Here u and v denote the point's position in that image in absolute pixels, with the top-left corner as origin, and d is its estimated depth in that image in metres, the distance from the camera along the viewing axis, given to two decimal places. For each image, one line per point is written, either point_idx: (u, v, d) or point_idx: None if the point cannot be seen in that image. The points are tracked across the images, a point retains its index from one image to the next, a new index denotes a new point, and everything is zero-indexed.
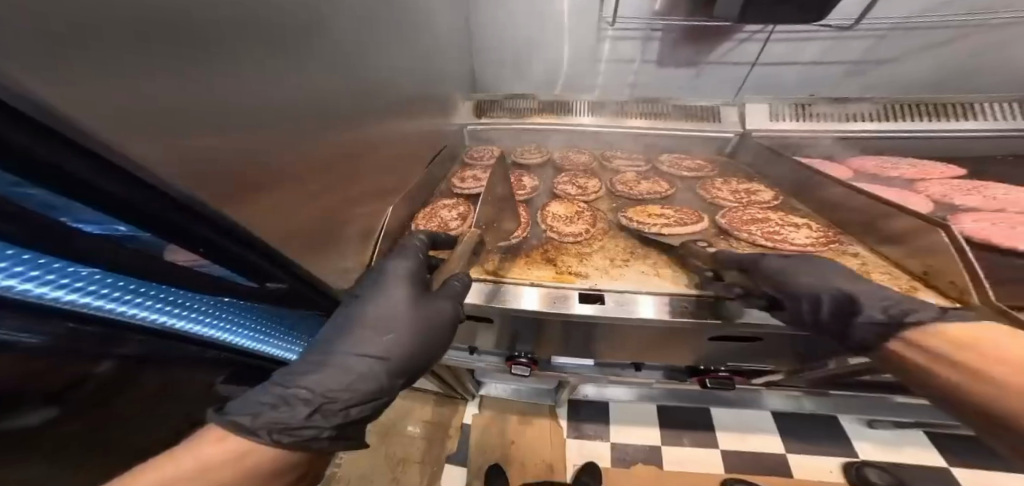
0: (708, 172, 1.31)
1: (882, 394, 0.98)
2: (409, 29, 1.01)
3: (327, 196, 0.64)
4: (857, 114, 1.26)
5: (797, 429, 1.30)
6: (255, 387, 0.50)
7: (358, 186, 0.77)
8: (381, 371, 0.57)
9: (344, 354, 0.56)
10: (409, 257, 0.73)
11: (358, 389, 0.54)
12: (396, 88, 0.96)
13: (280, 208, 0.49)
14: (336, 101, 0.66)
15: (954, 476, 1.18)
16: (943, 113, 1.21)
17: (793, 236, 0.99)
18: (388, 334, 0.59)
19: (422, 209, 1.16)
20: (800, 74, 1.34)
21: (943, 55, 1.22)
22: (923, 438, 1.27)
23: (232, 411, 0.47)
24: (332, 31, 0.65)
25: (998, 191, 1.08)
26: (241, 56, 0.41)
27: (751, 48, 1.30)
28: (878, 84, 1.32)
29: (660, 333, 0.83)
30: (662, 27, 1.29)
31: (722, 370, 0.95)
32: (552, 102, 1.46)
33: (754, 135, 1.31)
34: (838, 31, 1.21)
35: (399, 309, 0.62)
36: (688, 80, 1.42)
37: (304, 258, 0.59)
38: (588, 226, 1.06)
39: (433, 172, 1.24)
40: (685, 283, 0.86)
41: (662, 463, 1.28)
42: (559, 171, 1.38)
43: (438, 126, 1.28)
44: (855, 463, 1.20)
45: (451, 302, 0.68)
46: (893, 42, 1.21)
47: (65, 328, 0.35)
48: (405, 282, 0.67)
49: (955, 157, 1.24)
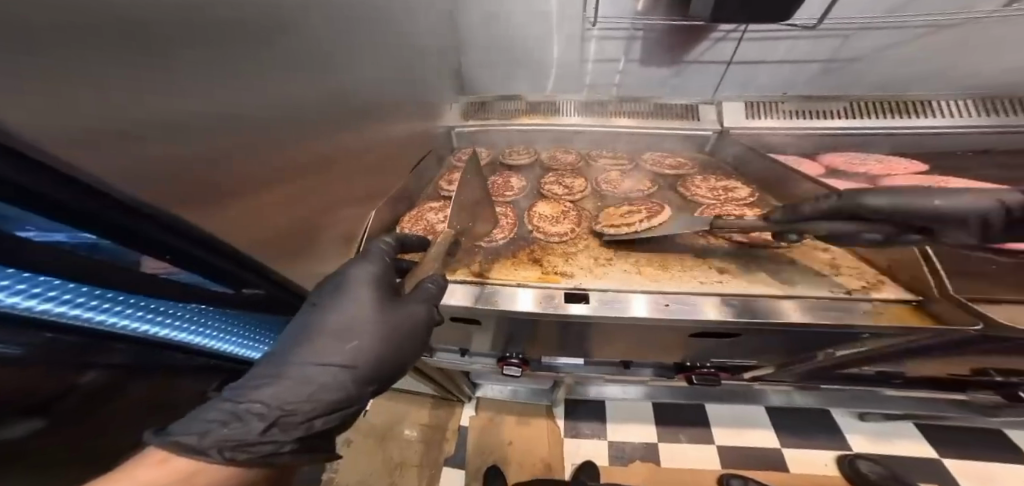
0: (688, 170, 1.31)
1: (871, 387, 0.99)
2: (390, 33, 1.02)
3: (309, 201, 0.66)
4: (829, 111, 1.29)
5: (792, 424, 1.31)
6: (206, 403, 0.50)
7: (339, 189, 0.78)
8: (344, 380, 0.58)
9: (303, 364, 0.56)
10: (374, 261, 0.69)
11: (320, 399, 0.56)
12: (374, 93, 0.96)
13: (252, 216, 0.50)
14: (313, 103, 0.65)
15: (946, 467, 1.19)
16: (903, 111, 1.23)
17: None
18: (351, 343, 0.59)
19: (408, 212, 1.16)
20: (772, 73, 1.36)
21: (909, 54, 1.22)
22: (914, 429, 1.27)
23: (176, 431, 0.46)
24: (314, 31, 0.66)
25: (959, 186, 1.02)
26: (219, 62, 0.41)
27: (726, 47, 1.32)
28: (849, 82, 1.33)
29: (648, 333, 0.83)
30: (644, 26, 1.30)
31: (707, 367, 0.95)
32: (538, 103, 1.47)
33: (732, 132, 1.33)
34: (804, 31, 1.23)
35: (362, 315, 0.61)
36: (670, 79, 1.43)
37: (278, 262, 0.61)
38: (573, 226, 1.07)
39: (419, 176, 1.26)
40: (666, 281, 0.88)
41: (659, 460, 1.29)
42: (546, 171, 1.38)
43: (422, 129, 1.29)
44: (849, 455, 1.20)
45: (424, 306, 0.65)
46: (859, 40, 1.22)
47: (42, 339, 0.34)
48: (369, 288, 0.64)
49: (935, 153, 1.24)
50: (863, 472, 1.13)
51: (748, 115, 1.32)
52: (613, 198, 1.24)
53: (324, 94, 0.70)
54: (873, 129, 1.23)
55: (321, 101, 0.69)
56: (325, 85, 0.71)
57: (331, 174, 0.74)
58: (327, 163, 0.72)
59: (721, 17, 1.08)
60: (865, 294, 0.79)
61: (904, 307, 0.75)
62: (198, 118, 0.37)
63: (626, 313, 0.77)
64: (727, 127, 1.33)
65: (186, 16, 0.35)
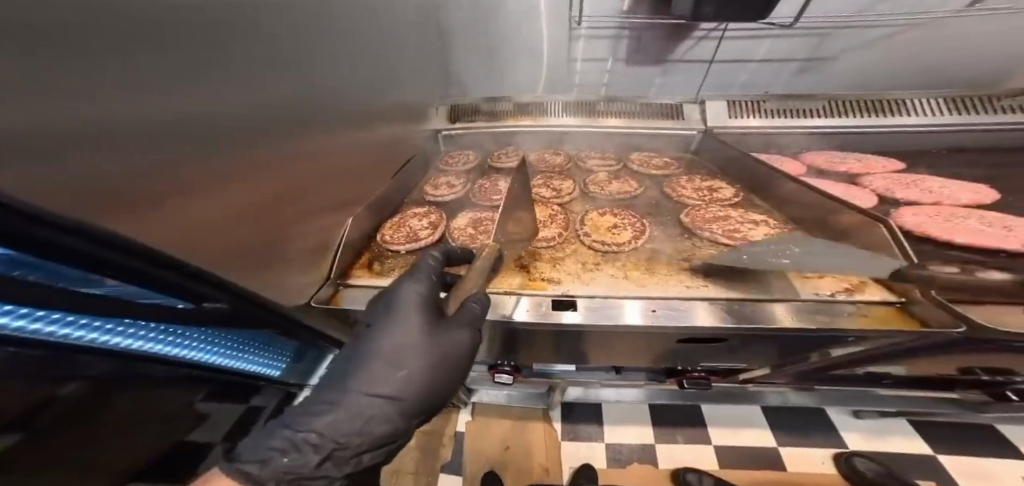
0: (674, 170, 1.32)
1: (862, 387, 0.99)
2: (355, 36, 1.04)
3: (274, 215, 0.65)
4: (810, 110, 1.34)
5: (786, 421, 1.29)
6: (269, 429, 0.56)
7: (308, 200, 0.79)
8: (389, 413, 0.62)
9: (355, 395, 0.60)
10: (422, 279, 0.72)
11: (368, 433, 0.60)
12: (344, 102, 0.98)
13: (215, 235, 0.49)
14: (267, 109, 0.63)
15: (942, 464, 1.15)
16: (879, 109, 1.30)
17: (752, 233, 1.02)
18: (400, 371, 0.62)
19: (389, 220, 1.18)
20: (754, 71, 1.40)
21: (886, 49, 1.29)
22: (907, 426, 1.25)
23: (241, 457, 0.53)
24: (277, 34, 0.68)
25: (935, 184, 1.14)
26: (168, 71, 0.41)
27: (708, 45, 1.35)
28: (828, 80, 1.39)
29: (639, 342, 0.82)
30: (630, 25, 1.33)
31: (697, 370, 0.97)
32: (527, 104, 1.47)
33: (715, 131, 1.36)
34: (780, 29, 1.28)
35: (411, 344, 0.64)
36: (657, 78, 1.45)
37: (250, 279, 0.60)
38: (560, 230, 1.08)
39: (402, 182, 1.28)
40: (651, 285, 0.89)
41: (657, 461, 1.26)
42: (535, 173, 1.38)
43: (402, 133, 1.31)
44: (845, 452, 1.18)
45: (466, 332, 0.68)
46: (837, 40, 1.29)
47: (6, 354, 0.32)
48: (416, 312, 0.67)
49: (905, 151, 1.30)
50: (859, 470, 1.11)
51: (727, 114, 1.36)
52: (601, 200, 1.24)
53: (290, 98, 0.72)
54: (851, 127, 1.30)
55: (276, 107, 0.66)
56: (279, 90, 0.68)
57: (296, 185, 0.73)
58: (288, 173, 0.70)
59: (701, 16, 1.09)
60: (849, 295, 0.79)
61: (890, 310, 0.75)
62: (144, 130, 0.36)
63: (620, 322, 0.77)
64: (709, 126, 1.36)
65: (125, 23, 0.35)
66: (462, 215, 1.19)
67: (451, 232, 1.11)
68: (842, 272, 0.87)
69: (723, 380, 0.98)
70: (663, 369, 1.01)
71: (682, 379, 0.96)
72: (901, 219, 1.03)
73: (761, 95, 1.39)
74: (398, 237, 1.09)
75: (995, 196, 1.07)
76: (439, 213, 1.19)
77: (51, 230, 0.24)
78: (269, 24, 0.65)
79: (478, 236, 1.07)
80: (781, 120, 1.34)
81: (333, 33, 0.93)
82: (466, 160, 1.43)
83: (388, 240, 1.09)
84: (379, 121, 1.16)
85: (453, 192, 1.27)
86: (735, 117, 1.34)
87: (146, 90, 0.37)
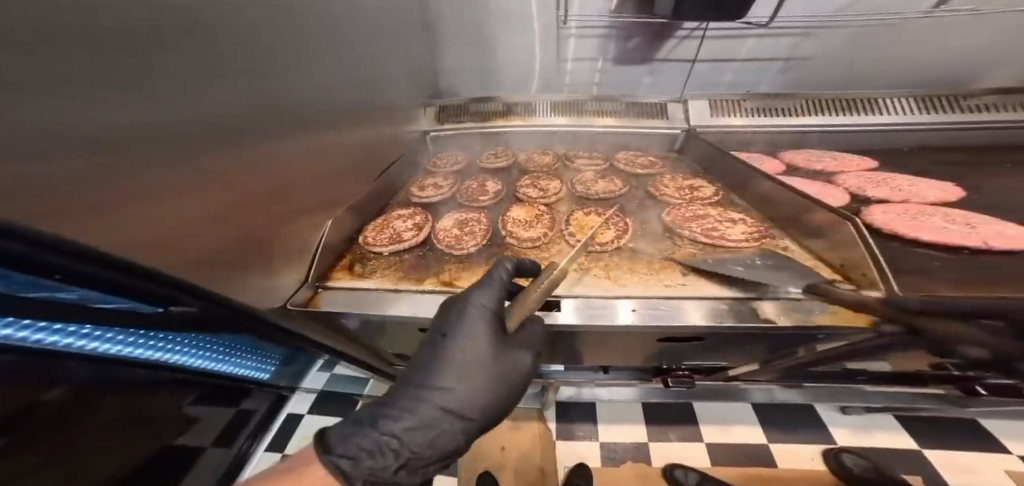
0: (658, 169, 1.33)
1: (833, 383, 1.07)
2: (341, 38, 1.06)
3: (243, 220, 0.65)
4: (786, 109, 1.39)
5: (775, 418, 1.28)
6: (360, 428, 0.56)
7: (287, 207, 0.81)
8: (458, 428, 0.59)
9: (430, 405, 0.58)
10: (494, 289, 0.68)
11: (437, 446, 0.58)
12: (332, 99, 1.01)
13: (176, 240, 0.49)
14: (233, 114, 0.63)
15: (926, 458, 1.15)
16: (855, 108, 1.37)
17: (730, 232, 1.01)
18: (473, 387, 0.60)
19: (373, 221, 1.16)
20: (738, 70, 1.44)
21: (865, 47, 1.36)
22: (892, 421, 1.24)
23: (334, 451, 0.53)
24: (258, 39, 0.72)
25: (903, 182, 1.15)
26: (109, 68, 0.41)
27: (691, 45, 1.39)
28: (804, 79, 1.44)
29: (629, 341, 0.82)
30: (615, 25, 1.37)
31: (681, 370, 1.02)
32: (516, 104, 1.49)
33: (697, 130, 1.39)
34: (761, 28, 1.34)
35: (483, 359, 0.61)
36: (645, 78, 1.48)
37: (220, 285, 0.61)
38: (546, 230, 1.08)
39: (387, 182, 1.27)
40: (633, 284, 0.90)
41: (651, 460, 1.22)
42: (523, 173, 1.39)
43: (390, 133, 1.31)
44: (833, 449, 1.17)
45: (528, 354, 0.66)
46: (813, 40, 1.35)
47: None
48: (488, 328, 0.63)
49: (876, 148, 1.36)
50: (846, 465, 1.10)
51: (713, 112, 1.40)
52: (587, 200, 1.24)
53: (267, 105, 0.74)
54: (828, 125, 1.35)
55: (248, 113, 0.68)
56: (251, 94, 0.69)
57: (269, 190, 0.73)
58: (260, 178, 0.70)
59: (683, 14, 1.14)
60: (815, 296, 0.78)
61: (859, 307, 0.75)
62: (92, 131, 0.38)
63: (609, 321, 0.77)
64: (693, 125, 1.40)
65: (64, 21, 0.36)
66: (448, 216, 1.18)
67: (436, 234, 1.10)
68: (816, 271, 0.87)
69: (705, 379, 1.01)
70: (651, 369, 1.05)
71: (667, 379, 1.01)
72: (870, 217, 1.03)
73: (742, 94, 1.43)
74: (381, 238, 1.07)
75: (961, 195, 1.10)
76: (425, 215, 1.17)
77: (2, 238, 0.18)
78: (235, 26, 0.65)
79: (464, 238, 1.06)
80: (765, 117, 1.38)
81: (317, 34, 0.94)
82: (455, 160, 1.43)
83: (370, 241, 1.07)
84: (365, 121, 1.17)
85: (440, 193, 1.27)
86: (717, 116, 1.39)
87: (80, 92, 0.37)
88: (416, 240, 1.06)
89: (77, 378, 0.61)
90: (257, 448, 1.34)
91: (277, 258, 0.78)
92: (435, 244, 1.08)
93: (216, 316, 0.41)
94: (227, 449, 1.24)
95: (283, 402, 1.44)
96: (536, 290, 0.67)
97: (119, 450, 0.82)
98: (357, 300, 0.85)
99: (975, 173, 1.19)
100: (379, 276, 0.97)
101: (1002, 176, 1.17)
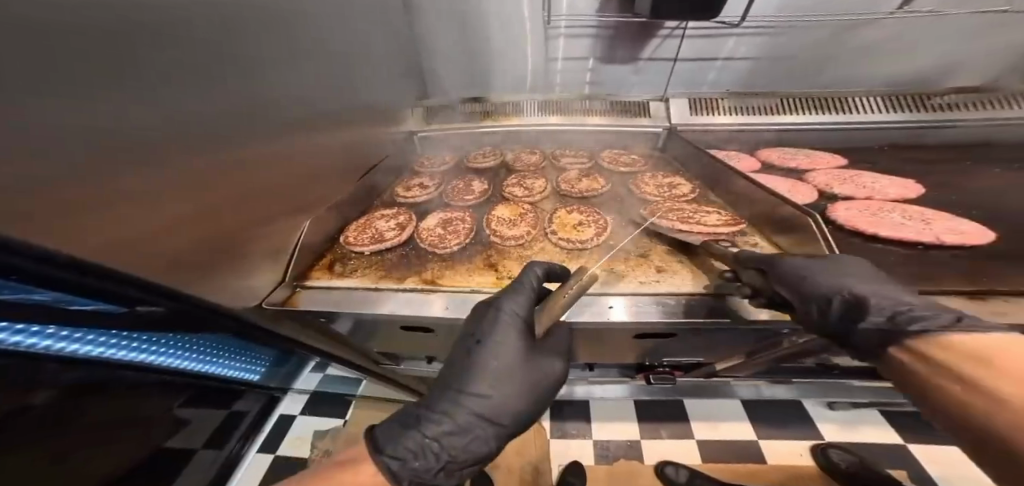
0: (640, 167, 1.34)
1: (812, 379, 1.10)
2: (313, 36, 1.07)
3: (212, 223, 0.69)
4: (759, 107, 1.41)
5: (763, 415, 1.29)
6: (405, 432, 0.56)
7: (257, 208, 0.83)
8: (492, 434, 0.59)
9: (468, 411, 0.58)
10: (524, 295, 0.67)
11: (472, 451, 0.58)
12: (304, 99, 1.02)
13: (139, 243, 0.53)
14: (201, 121, 0.66)
15: (913, 454, 1.16)
16: (828, 106, 1.38)
17: (706, 218, 1.04)
18: (504, 395, 0.59)
19: (355, 221, 1.16)
20: (720, 70, 1.45)
21: (843, 45, 1.37)
22: (878, 416, 1.26)
23: (386, 449, 0.55)
24: (226, 43, 0.74)
25: (867, 179, 1.17)
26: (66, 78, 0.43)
27: (672, 44, 1.40)
28: (782, 78, 1.45)
29: (621, 338, 0.82)
30: (598, 25, 1.38)
31: (662, 366, 1.03)
32: (503, 103, 1.50)
33: (679, 128, 1.40)
34: (732, 28, 1.35)
35: (515, 367, 0.61)
36: (630, 77, 1.49)
37: (189, 285, 0.64)
38: (529, 228, 1.08)
39: (372, 182, 1.27)
40: (613, 282, 0.89)
41: (643, 457, 1.22)
42: (510, 172, 1.39)
43: (367, 135, 1.32)
44: (821, 444, 1.17)
45: (559, 362, 0.66)
46: (790, 38, 1.36)
47: None
48: (520, 334, 0.62)
49: (856, 146, 1.37)
50: (835, 462, 1.10)
51: (692, 111, 1.42)
52: (571, 198, 1.24)
53: (235, 109, 0.76)
54: (805, 123, 1.37)
55: (218, 119, 0.71)
56: (220, 102, 0.72)
57: (239, 194, 0.77)
58: (230, 182, 0.74)
59: (662, 14, 1.15)
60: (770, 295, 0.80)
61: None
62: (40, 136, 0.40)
63: (606, 319, 0.77)
64: (673, 123, 1.41)
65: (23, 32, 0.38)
66: (432, 215, 1.18)
67: (419, 234, 1.09)
68: None
69: (686, 375, 1.03)
70: (633, 366, 1.08)
71: (649, 375, 1.02)
72: (833, 213, 1.04)
73: (721, 93, 1.45)
74: (363, 238, 1.07)
75: (920, 192, 1.11)
76: (409, 215, 1.17)
77: (18, 257, 0.19)
78: (197, 30, 0.66)
79: (447, 237, 1.06)
80: (745, 116, 1.41)
81: (284, 33, 0.94)
82: (442, 160, 1.44)
83: (352, 240, 1.06)
84: (339, 124, 1.19)
85: (425, 193, 1.26)
86: (697, 115, 1.40)
87: (24, 101, 0.39)
88: (397, 240, 1.05)
89: (63, 383, 0.60)
90: (251, 449, 1.32)
91: (249, 260, 0.81)
92: (418, 243, 1.07)
93: (188, 316, 0.41)
94: (220, 451, 1.23)
95: (275, 404, 1.42)
96: (565, 294, 0.66)
97: (109, 454, 0.82)
98: (339, 300, 0.84)
99: (952, 169, 1.21)
100: (358, 273, 0.97)
101: (977, 171, 1.18)
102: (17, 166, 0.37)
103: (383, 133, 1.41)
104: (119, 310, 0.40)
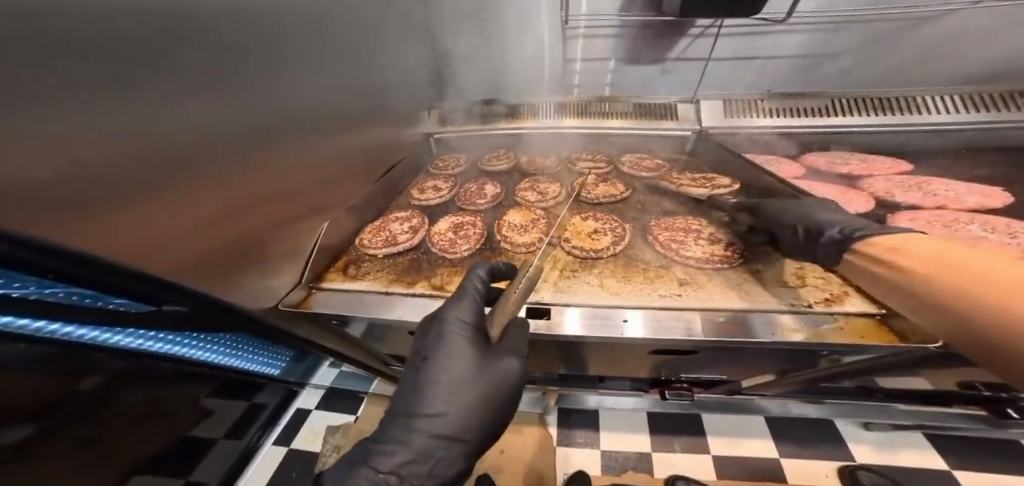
0: (665, 172, 1.32)
1: (847, 399, 1.04)
2: (329, 31, 1.05)
3: (235, 223, 0.68)
4: (798, 109, 1.34)
5: (787, 431, 1.22)
6: (355, 472, 0.56)
7: (276, 209, 0.82)
8: (456, 453, 0.58)
9: (424, 435, 0.56)
10: (469, 303, 0.65)
11: (438, 474, 0.57)
12: (327, 109, 1.03)
13: (170, 241, 0.53)
14: (223, 122, 0.64)
15: (958, 480, 1.06)
16: (893, 107, 1.27)
17: (690, 249, 0.96)
18: (456, 414, 0.57)
19: (371, 224, 1.18)
20: (756, 70, 1.39)
21: (905, 43, 1.25)
22: (922, 439, 1.16)
23: None
24: (250, 45, 0.74)
25: (942, 187, 1.09)
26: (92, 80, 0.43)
27: (705, 43, 1.36)
28: (825, 78, 1.37)
29: (644, 352, 0.79)
30: (619, 24, 1.35)
31: (680, 382, 0.97)
32: (518, 105, 1.50)
33: (709, 132, 1.36)
34: (774, 25, 1.29)
35: (465, 378, 0.59)
36: (656, 76, 1.46)
37: (211, 285, 0.64)
38: (541, 235, 1.07)
39: (390, 184, 1.32)
40: (630, 295, 0.86)
41: (653, 471, 1.16)
42: (524, 176, 1.39)
43: (388, 139, 1.35)
44: (851, 467, 1.10)
45: (516, 359, 0.63)
46: (840, 34, 1.27)
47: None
48: (468, 342, 0.61)
49: (901, 153, 1.28)
50: None
51: (727, 114, 1.37)
52: (586, 204, 1.22)
53: (258, 110, 0.75)
54: (856, 125, 1.28)
55: (241, 120, 0.70)
56: (244, 99, 0.71)
57: (260, 194, 0.76)
58: (252, 180, 0.73)
59: (688, 12, 1.11)
60: (828, 307, 0.77)
61: (869, 321, 0.72)
62: (57, 139, 0.39)
63: (621, 334, 0.73)
64: (704, 126, 1.37)
65: (35, 36, 0.37)
66: (444, 219, 1.18)
67: (430, 237, 1.10)
68: (825, 283, 0.83)
69: (706, 392, 0.97)
70: (647, 381, 1.02)
71: (666, 391, 0.97)
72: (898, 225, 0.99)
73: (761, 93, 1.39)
74: (375, 240, 1.09)
75: (1007, 200, 1.03)
76: (421, 218, 1.17)
77: None
78: (217, 31, 0.64)
79: (458, 242, 1.06)
80: (782, 118, 1.34)
81: (303, 36, 0.93)
82: (458, 162, 1.47)
83: (365, 243, 1.09)
84: (359, 126, 1.20)
85: (439, 196, 1.28)
86: (733, 118, 1.35)
87: (45, 106, 0.38)
88: (409, 243, 1.06)
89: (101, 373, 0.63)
90: (267, 439, 1.32)
91: (268, 261, 0.80)
92: (430, 246, 1.08)
93: (205, 315, 0.44)
94: (239, 441, 1.23)
95: (293, 397, 1.43)
96: (514, 292, 0.66)
97: (143, 442, 0.85)
98: (348, 302, 0.85)
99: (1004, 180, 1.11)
100: (365, 276, 0.98)
101: None
102: (46, 160, 0.37)
103: (399, 134, 1.42)
104: (144, 305, 0.42)
